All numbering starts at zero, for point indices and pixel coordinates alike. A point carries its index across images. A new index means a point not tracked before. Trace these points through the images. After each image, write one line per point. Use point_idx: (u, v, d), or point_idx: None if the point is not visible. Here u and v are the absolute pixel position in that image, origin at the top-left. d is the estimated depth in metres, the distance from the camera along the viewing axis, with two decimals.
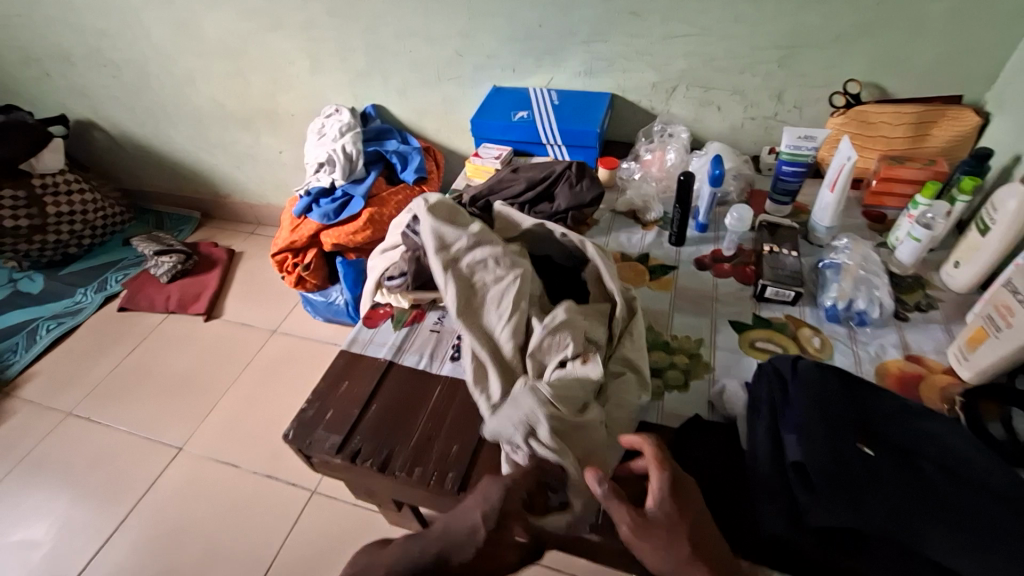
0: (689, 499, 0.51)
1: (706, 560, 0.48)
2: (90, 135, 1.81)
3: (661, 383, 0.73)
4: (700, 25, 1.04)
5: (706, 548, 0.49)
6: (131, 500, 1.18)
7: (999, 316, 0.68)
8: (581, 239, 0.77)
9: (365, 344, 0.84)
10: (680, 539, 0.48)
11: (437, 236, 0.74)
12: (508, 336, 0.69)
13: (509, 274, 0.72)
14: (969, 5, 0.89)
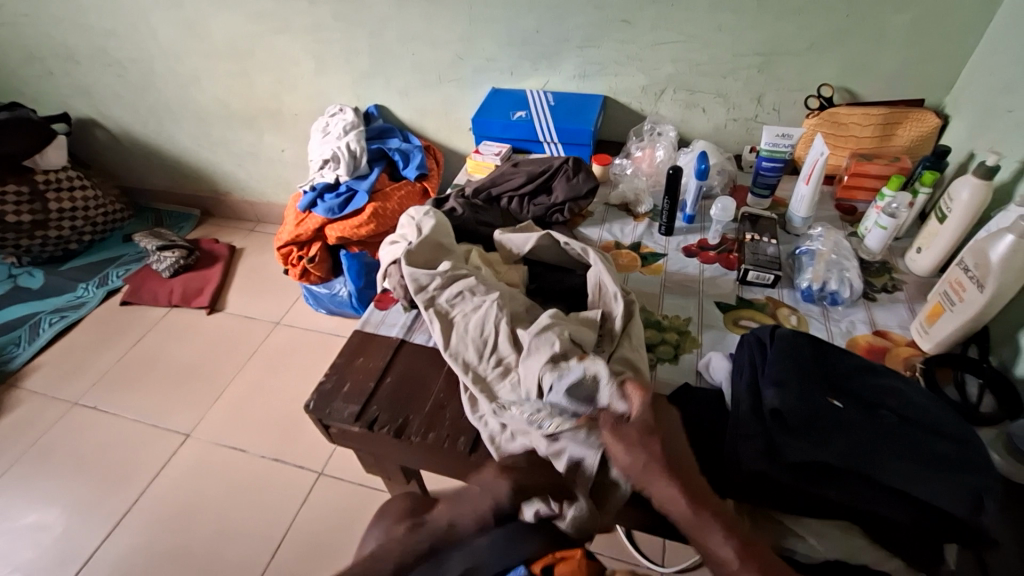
0: (666, 420, 0.60)
1: (677, 474, 0.56)
2: (92, 133, 1.84)
3: (653, 356, 0.80)
4: (686, 32, 1.12)
5: (669, 454, 0.56)
6: (142, 483, 1.22)
7: (953, 291, 0.76)
8: (583, 247, 0.85)
9: (377, 324, 0.90)
10: (654, 449, 0.56)
11: (414, 280, 0.81)
12: (492, 364, 0.73)
13: (486, 300, 0.78)
14: (927, 19, 0.99)
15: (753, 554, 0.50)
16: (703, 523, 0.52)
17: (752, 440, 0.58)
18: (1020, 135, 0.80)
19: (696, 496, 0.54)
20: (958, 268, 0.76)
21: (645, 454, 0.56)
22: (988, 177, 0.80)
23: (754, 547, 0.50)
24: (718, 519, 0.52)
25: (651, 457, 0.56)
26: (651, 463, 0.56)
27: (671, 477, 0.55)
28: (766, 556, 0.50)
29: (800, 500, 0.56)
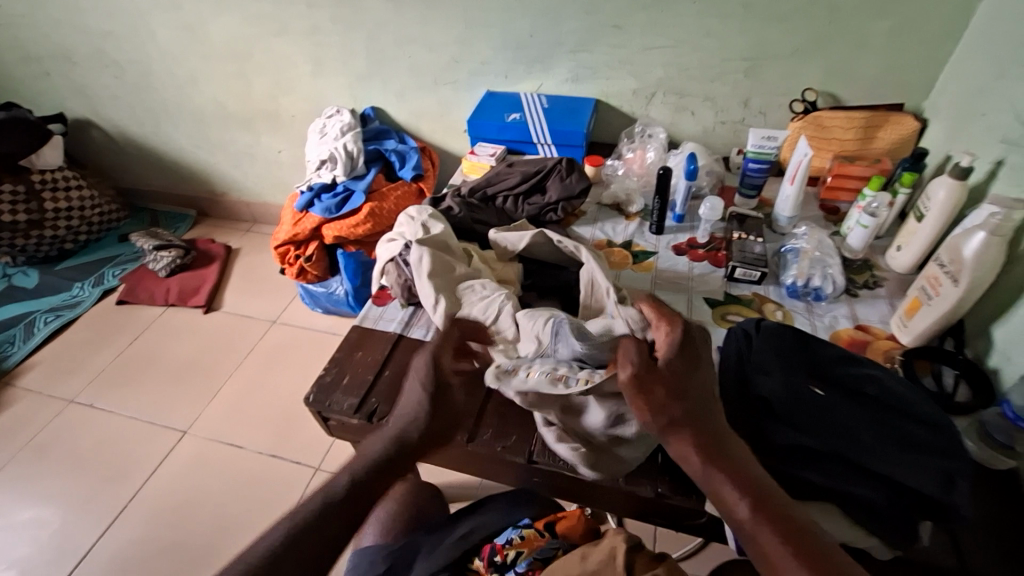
0: (691, 364, 0.57)
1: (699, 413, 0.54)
2: (88, 133, 1.85)
3: None
4: (675, 38, 1.16)
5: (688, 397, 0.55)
6: (139, 479, 1.23)
7: (930, 285, 0.80)
8: (576, 244, 0.88)
9: (375, 319, 0.92)
10: (676, 401, 0.55)
11: (432, 261, 0.83)
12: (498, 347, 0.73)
13: (498, 293, 0.79)
14: (906, 26, 1.03)
15: (763, 505, 0.49)
16: (715, 474, 0.51)
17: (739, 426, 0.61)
18: (992, 137, 0.84)
19: (709, 447, 0.53)
20: (934, 264, 0.80)
21: (666, 405, 0.54)
22: (963, 177, 0.83)
23: (762, 497, 0.49)
24: (732, 475, 0.51)
25: (671, 409, 0.54)
26: (672, 416, 0.54)
27: (689, 428, 0.53)
28: (774, 503, 0.49)
29: (783, 482, 0.59)
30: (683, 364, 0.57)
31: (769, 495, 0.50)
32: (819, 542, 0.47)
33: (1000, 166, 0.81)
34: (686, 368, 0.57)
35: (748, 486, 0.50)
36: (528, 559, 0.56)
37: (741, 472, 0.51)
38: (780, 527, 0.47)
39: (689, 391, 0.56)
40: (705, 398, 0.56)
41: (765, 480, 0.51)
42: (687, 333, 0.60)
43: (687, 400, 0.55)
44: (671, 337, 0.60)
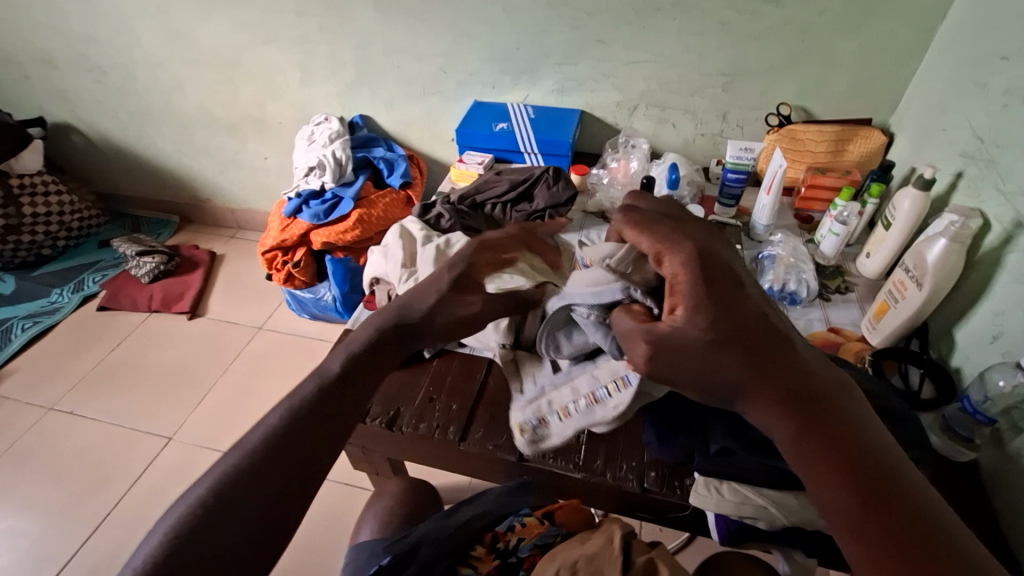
0: (734, 295, 0.43)
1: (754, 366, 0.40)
2: (68, 138, 1.83)
3: None
4: (656, 53, 1.20)
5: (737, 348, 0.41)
6: (123, 486, 1.21)
7: (896, 290, 0.85)
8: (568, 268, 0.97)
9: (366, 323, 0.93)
10: (724, 350, 0.41)
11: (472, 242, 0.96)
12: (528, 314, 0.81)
13: None
14: (873, 45, 1.09)
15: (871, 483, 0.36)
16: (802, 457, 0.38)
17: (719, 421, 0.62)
18: (952, 151, 0.89)
19: (802, 416, 0.39)
20: (900, 269, 0.85)
21: (712, 359, 0.41)
22: (926, 188, 0.88)
23: (879, 487, 0.36)
24: (826, 456, 0.37)
25: (723, 363, 0.40)
26: (725, 377, 0.40)
27: (757, 393, 0.40)
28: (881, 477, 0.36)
29: (762, 474, 0.60)
30: (721, 298, 0.43)
31: (890, 478, 0.36)
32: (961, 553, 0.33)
33: (958, 177, 0.86)
34: (728, 304, 0.42)
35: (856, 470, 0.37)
36: (529, 545, 0.58)
37: (844, 451, 0.37)
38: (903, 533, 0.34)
39: (749, 335, 0.41)
40: (769, 344, 0.41)
41: (876, 457, 0.37)
42: (708, 258, 0.45)
43: (739, 351, 0.41)
44: (687, 266, 0.45)
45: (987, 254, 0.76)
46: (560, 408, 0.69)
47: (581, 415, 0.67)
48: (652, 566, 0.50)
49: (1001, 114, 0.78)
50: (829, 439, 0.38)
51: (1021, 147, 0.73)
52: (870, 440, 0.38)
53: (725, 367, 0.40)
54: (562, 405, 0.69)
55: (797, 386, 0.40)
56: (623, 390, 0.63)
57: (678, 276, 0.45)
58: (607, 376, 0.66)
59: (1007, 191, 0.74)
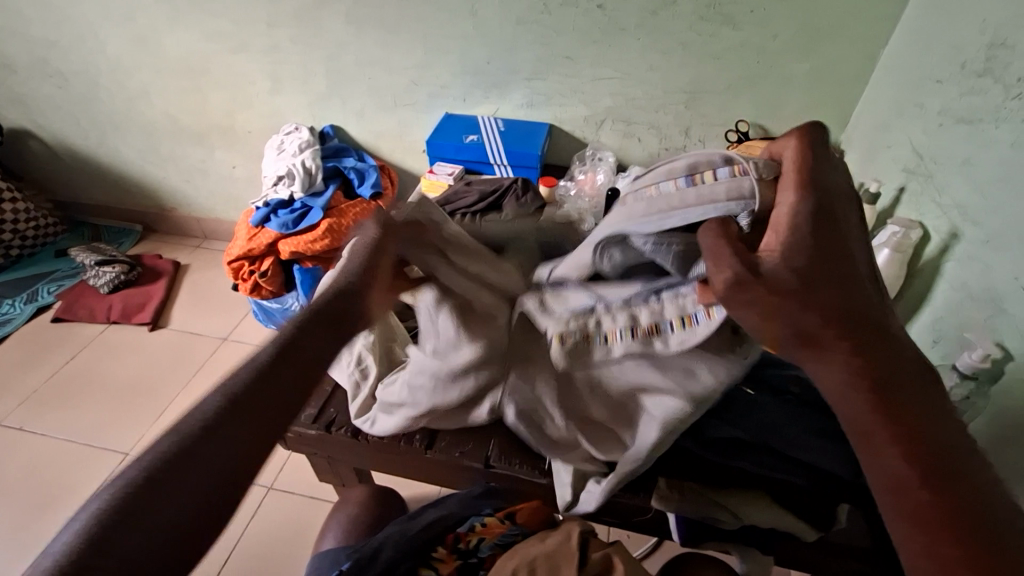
0: (836, 256, 0.39)
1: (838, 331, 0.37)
2: (25, 144, 1.78)
3: None
4: (621, 70, 1.24)
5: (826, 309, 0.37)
6: (74, 504, 1.17)
7: None
8: None
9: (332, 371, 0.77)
10: (811, 315, 0.37)
11: None
12: None
13: None
14: (824, 67, 1.15)
15: (936, 471, 0.36)
16: (866, 429, 0.37)
17: None
18: (896, 167, 0.94)
19: (880, 391, 0.37)
20: None
21: (798, 324, 0.37)
22: (872, 202, 0.93)
23: (937, 461, 0.36)
24: (896, 434, 0.36)
25: (803, 331, 0.38)
26: (803, 333, 0.38)
27: (839, 361, 0.37)
28: (948, 469, 0.36)
29: (719, 473, 0.62)
30: (821, 257, 0.38)
31: (950, 454, 0.36)
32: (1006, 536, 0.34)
33: (901, 191, 0.91)
34: (825, 266, 0.38)
35: (920, 445, 0.36)
36: (488, 545, 0.62)
37: (910, 426, 0.36)
38: (954, 510, 0.35)
39: (844, 304, 0.38)
40: (860, 317, 0.38)
41: (944, 440, 0.37)
42: (820, 215, 0.40)
43: (829, 319, 0.37)
44: (798, 210, 0.40)
45: (928, 263, 0.80)
46: (612, 324, 0.49)
47: (634, 345, 0.49)
48: (609, 559, 0.53)
49: (938, 132, 0.83)
50: (903, 417, 0.37)
51: (955, 164, 0.78)
52: (943, 430, 0.37)
53: (804, 333, 0.38)
54: (613, 326, 0.49)
55: (880, 360, 0.37)
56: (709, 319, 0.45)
57: (785, 218, 0.40)
58: (674, 308, 0.47)
59: (945, 203, 0.79)
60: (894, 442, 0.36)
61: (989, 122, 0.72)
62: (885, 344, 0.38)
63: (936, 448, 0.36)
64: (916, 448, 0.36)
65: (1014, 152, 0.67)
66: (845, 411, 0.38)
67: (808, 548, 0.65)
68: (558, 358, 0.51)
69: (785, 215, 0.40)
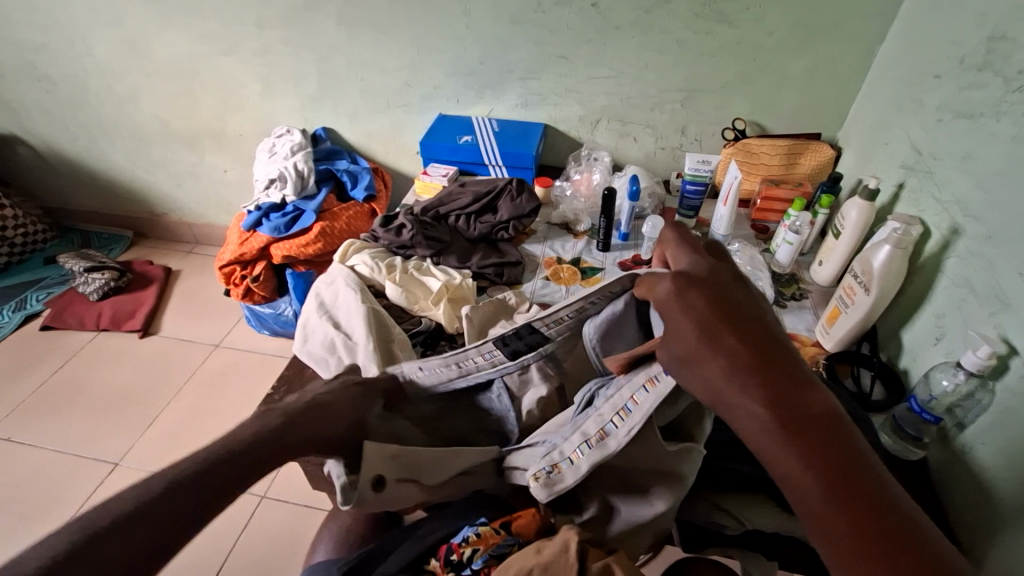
0: (719, 300, 0.41)
1: (738, 368, 0.38)
2: (13, 150, 1.75)
3: None
4: (616, 69, 1.23)
5: (727, 345, 0.39)
6: (63, 516, 1.15)
7: (846, 296, 0.88)
8: (537, 296, 0.99)
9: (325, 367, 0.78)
10: (713, 357, 0.39)
11: (446, 273, 0.98)
12: None
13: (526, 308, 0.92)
14: (820, 65, 1.14)
15: (851, 497, 0.34)
16: (776, 460, 0.36)
17: None
18: (894, 163, 0.93)
19: (788, 418, 0.36)
20: (850, 275, 0.88)
21: (705, 364, 0.39)
22: (871, 198, 0.92)
23: (849, 478, 0.35)
24: (810, 459, 0.35)
25: (707, 370, 0.39)
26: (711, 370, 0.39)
27: (748, 392, 0.37)
28: (861, 496, 0.34)
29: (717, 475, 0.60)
30: (705, 305, 0.41)
31: (862, 464, 0.35)
32: (915, 541, 0.33)
33: (900, 188, 0.90)
34: (713, 312, 0.40)
35: (833, 465, 0.35)
36: (484, 556, 0.50)
37: (824, 445, 0.35)
38: (874, 534, 0.33)
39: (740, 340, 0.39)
40: (758, 351, 0.39)
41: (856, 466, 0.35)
42: (698, 278, 0.43)
43: (731, 354, 0.38)
44: (676, 285, 0.43)
45: (929, 260, 0.79)
46: (568, 445, 0.51)
47: (595, 454, 0.49)
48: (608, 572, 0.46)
49: (936, 127, 0.82)
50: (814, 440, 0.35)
51: (955, 159, 0.77)
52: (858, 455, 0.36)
53: (710, 373, 0.39)
54: (572, 445, 0.51)
55: (787, 385, 0.37)
56: (650, 392, 0.48)
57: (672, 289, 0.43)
58: (608, 409, 0.51)
59: (945, 200, 0.78)
60: (807, 470, 0.35)
61: (989, 117, 0.71)
62: (786, 368, 0.38)
63: (851, 474, 0.35)
64: (830, 470, 0.35)
65: (1016, 146, 0.65)
66: (759, 445, 0.37)
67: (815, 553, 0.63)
68: (542, 497, 0.49)
69: (664, 292, 0.43)
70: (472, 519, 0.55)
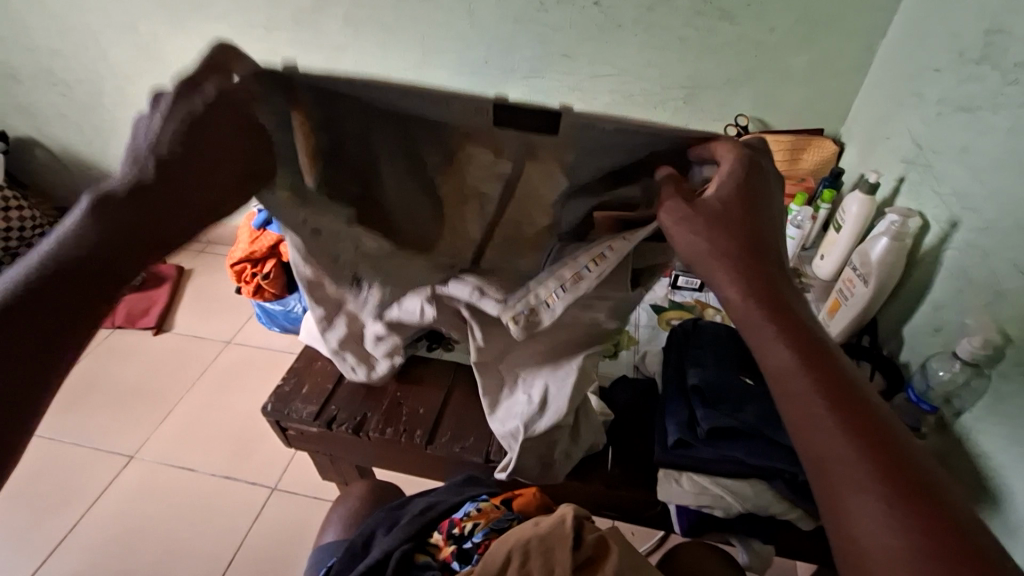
0: (752, 223, 0.44)
1: (756, 286, 0.42)
2: (31, 153, 1.80)
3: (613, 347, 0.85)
4: (619, 66, 1.24)
5: (752, 259, 0.43)
6: (83, 505, 1.19)
7: (846, 287, 0.89)
8: None
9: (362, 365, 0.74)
10: (735, 272, 0.42)
11: None
12: None
13: None
14: (822, 60, 1.15)
15: (851, 415, 0.37)
16: (784, 378, 0.40)
17: (676, 414, 0.64)
18: (895, 157, 0.94)
19: (802, 345, 0.40)
20: (849, 267, 0.89)
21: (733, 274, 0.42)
22: (872, 192, 0.93)
23: (848, 399, 0.38)
24: (815, 376, 0.39)
25: (733, 280, 0.42)
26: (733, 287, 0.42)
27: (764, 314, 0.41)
28: (863, 415, 0.38)
29: (712, 462, 0.61)
30: (743, 223, 0.44)
31: (877, 419, 0.38)
32: (921, 477, 0.35)
33: (901, 182, 0.91)
34: (748, 239, 0.43)
35: (838, 397, 0.38)
36: (484, 529, 0.54)
37: (826, 371, 0.39)
38: (873, 447, 0.36)
39: (771, 281, 0.43)
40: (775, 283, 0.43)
41: (858, 393, 0.39)
42: (746, 185, 0.44)
43: (754, 272, 0.43)
44: (730, 192, 0.44)
45: (928, 253, 0.80)
46: (545, 290, 0.55)
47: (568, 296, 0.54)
48: (603, 545, 0.49)
49: (937, 121, 0.83)
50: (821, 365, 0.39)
51: (954, 152, 0.77)
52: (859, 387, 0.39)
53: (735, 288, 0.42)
54: (547, 289, 0.54)
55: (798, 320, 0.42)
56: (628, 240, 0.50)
57: (724, 182, 0.44)
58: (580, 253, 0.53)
59: (944, 193, 0.79)
60: (812, 388, 0.39)
61: (987, 109, 0.72)
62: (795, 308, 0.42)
63: (851, 398, 0.38)
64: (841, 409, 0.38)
65: (1012, 139, 0.66)
66: (772, 366, 0.40)
67: (812, 538, 0.64)
68: (519, 336, 0.56)
69: (720, 194, 0.44)
70: (472, 499, 0.58)
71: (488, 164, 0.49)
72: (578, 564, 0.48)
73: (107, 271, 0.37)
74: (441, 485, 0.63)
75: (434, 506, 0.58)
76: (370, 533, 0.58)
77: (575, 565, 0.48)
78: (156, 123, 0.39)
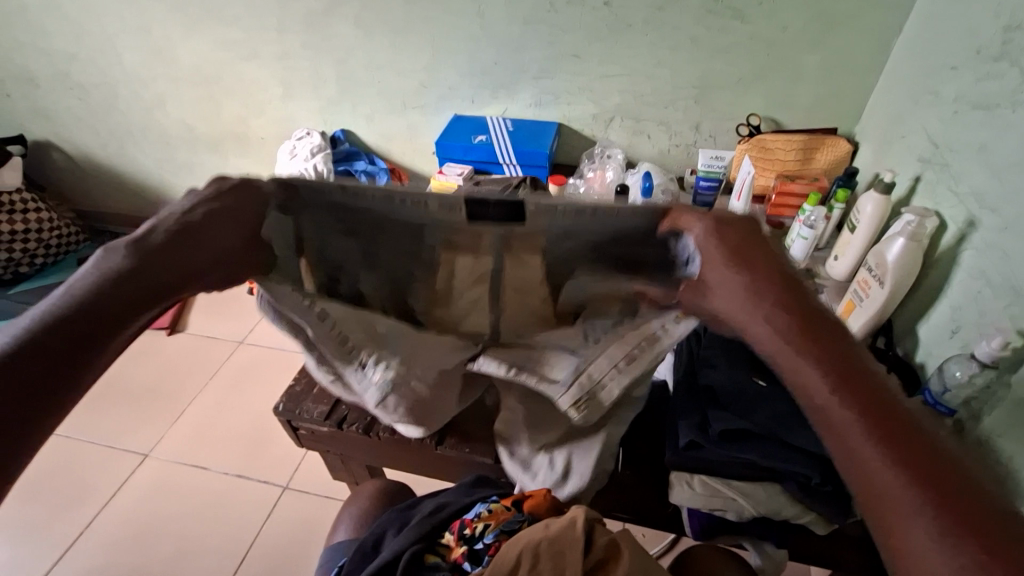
0: (758, 255, 0.39)
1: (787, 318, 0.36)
2: (48, 155, 1.83)
3: None
4: (630, 67, 1.24)
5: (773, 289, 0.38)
6: (99, 502, 1.21)
7: (861, 289, 0.89)
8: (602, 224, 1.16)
9: None
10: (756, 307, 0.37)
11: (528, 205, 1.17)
12: None
13: None
14: (835, 59, 1.13)
15: (917, 462, 0.30)
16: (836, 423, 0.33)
17: (687, 415, 0.63)
18: (911, 157, 0.93)
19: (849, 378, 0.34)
20: (864, 268, 0.88)
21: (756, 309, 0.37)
22: (887, 192, 0.92)
23: (912, 440, 0.31)
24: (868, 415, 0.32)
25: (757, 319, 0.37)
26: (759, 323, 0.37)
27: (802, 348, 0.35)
28: (931, 459, 0.31)
29: (726, 463, 0.60)
30: (744, 258, 0.39)
31: (946, 461, 0.31)
32: (998, 518, 0.28)
33: (917, 181, 0.89)
34: (755, 270, 0.39)
35: (900, 440, 0.31)
36: (495, 531, 0.53)
37: (880, 406, 0.33)
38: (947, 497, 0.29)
39: (790, 294, 0.37)
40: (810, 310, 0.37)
41: (921, 432, 0.32)
42: (729, 227, 0.41)
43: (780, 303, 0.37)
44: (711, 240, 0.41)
45: (944, 253, 0.79)
46: (598, 370, 0.51)
47: (625, 376, 0.51)
48: (614, 548, 0.49)
49: (954, 119, 0.81)
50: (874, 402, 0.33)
51: (972, 150, 0.76)
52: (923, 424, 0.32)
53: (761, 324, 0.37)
54: (602, 369, 0.51)
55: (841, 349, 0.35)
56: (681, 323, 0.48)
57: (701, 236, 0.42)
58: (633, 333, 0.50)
59: (962, 192, 0.77)
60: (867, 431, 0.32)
61: (1006, 107, 0.70)
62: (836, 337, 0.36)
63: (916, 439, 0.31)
64: (887, 436, 0.31)
65: None
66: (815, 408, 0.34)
67: (825, 542, 0.63)
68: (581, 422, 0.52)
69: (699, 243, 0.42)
70: (484, 500, 0.58)
71: (471, 267, 0.52)
72: (587, 567, 0.48)
73: (87, 344, 0.33)
74: (451, 486, 0.63)
75: (445, 506, 0.59)
76: (382, 531, 0.59)
77: (585, 568, 0.48)
78: (180, 201, 0.40)
